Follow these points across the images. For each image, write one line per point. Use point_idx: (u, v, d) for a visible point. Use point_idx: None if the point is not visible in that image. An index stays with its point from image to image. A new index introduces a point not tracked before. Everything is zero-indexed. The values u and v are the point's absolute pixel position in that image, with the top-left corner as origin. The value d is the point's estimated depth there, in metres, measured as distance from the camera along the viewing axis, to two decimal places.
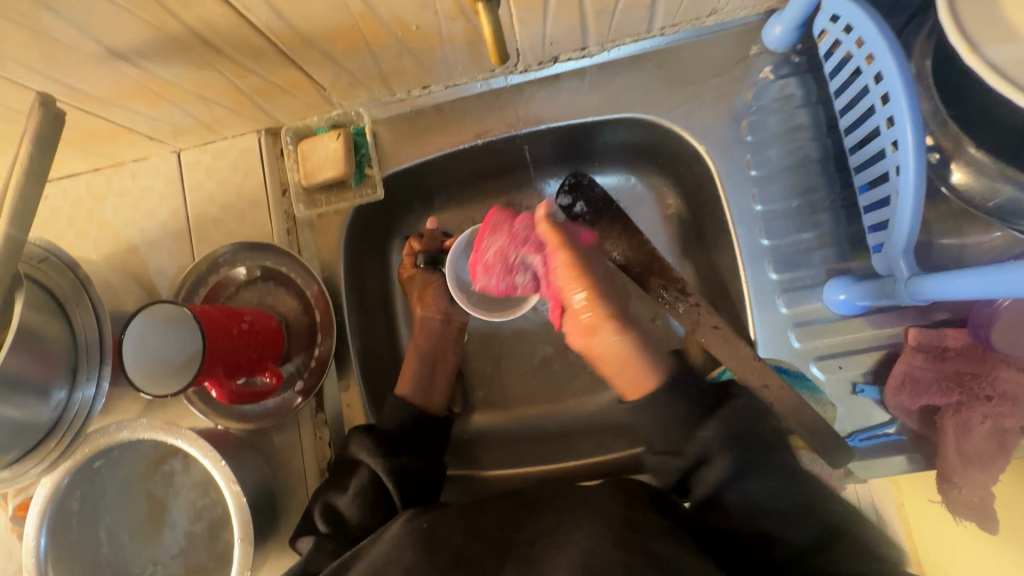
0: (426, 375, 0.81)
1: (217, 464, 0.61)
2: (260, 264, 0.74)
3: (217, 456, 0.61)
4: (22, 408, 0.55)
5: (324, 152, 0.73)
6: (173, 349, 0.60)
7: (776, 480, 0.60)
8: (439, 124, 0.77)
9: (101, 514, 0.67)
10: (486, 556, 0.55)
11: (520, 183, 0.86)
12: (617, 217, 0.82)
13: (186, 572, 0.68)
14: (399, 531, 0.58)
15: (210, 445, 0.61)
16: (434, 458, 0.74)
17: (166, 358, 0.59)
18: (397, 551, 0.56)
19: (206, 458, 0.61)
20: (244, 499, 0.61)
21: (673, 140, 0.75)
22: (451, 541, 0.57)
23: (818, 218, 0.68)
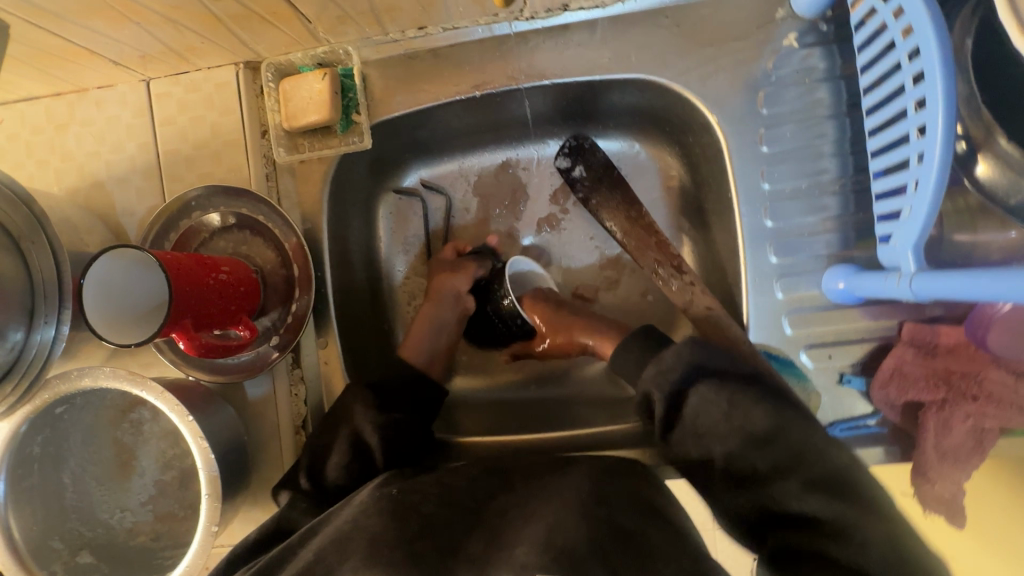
0: (430, 343, 0.80)
1: (184, 420, 0.58)
2: (235, 211, 0.69)
3: (184, 410, 0.58)
4: None
5: (308, 93, 0.68)
6: (139, 290, 0.59)
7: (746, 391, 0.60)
8: (434, 70, 0.71)
9: (66, 459, 0.65)
10: (456, 525, 0.53)
11: (517, 140, 0.82)
12: (616, 185, 0.79)
13: (155, 519, 0.67)
14: (367, 500, 0.56)
15: (177, 398, 0.59)
16: (422, 416, 0.72)
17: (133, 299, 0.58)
18: (364, 518, 0.53)
19: (172, 411, 0.58)
20: (212, 455, 0.59)
21: (683, 109, 0.70)
22: (421, 509, 0.55)
23: (826, 202, 0.65)
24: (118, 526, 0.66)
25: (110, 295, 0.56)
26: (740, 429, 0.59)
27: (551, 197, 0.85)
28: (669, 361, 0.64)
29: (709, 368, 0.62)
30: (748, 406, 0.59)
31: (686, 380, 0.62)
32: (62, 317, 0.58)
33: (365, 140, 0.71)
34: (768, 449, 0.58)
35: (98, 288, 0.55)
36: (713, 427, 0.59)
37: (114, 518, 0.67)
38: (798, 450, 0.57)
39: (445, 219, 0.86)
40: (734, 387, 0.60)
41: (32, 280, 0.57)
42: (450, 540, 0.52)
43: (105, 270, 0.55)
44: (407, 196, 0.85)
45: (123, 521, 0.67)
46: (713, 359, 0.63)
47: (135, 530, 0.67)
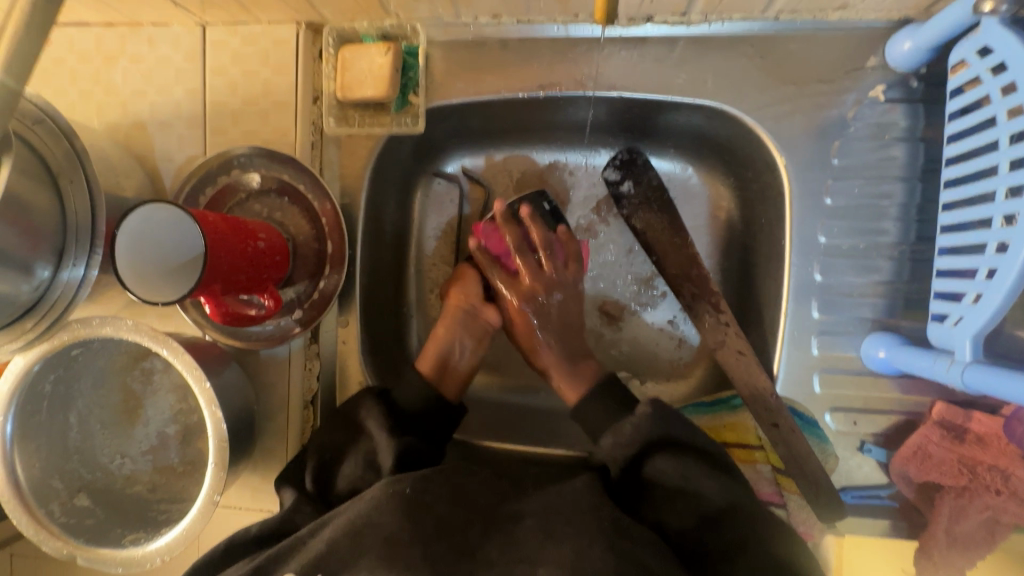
0: (441, 361, 0.75)
1: (200, 385, 0.57)
2: (276, 176, 0.68)
3: (201, 376, 0.57)
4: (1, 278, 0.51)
5: (368, 66, 0.65)
6: (173, 243, 0.56)
7: (699, 466, 0.59)
8: (500, 60, 0.68)
9: (75, 400, 0.65)
10: (470, 527, 0.55)
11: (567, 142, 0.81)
12: (663, 208, 0.77)
13: (154, 471, 0.68)
14: (380, 493, 0.55)
15: (195, 362, 0.58)
16: (436, 445, 0.68)
17: (168, 253, 0.56)
18: (379, 514, 0.53)
19: (190, 373, 0.57)
20: (224, 424, 0.57)
21: (751, 144, 0.67)
22: (434, 510, 0.55)
23: (880, 265, 0.63)
24: (117, 472, 0.66)
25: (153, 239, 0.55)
26: (692, 503, 0.57)
27: (593, 208, 0.84)
28: (627, 433, 0.64)
29: (655, 441, 0.62)
30: (698, 485, 0.57)
31: (643, 450, 0.62)
32: (89, 262, 0.56)
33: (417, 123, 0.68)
34: (716, 527, 0.55)
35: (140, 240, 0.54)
36: (663, 498, 0.58)
37: (115, 463, 0.67)
38: (745, 529, 0.54)
39: (480, 211, 0.83)
40: (686, 460, 0.59)
41: (65, 219, 0.56)
42: (463, 543, 0.53)
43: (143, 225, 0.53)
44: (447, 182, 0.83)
45: (123, 468, 0.67)
46: (679, 428, 0.62)
47: (133, 478, 0.67)
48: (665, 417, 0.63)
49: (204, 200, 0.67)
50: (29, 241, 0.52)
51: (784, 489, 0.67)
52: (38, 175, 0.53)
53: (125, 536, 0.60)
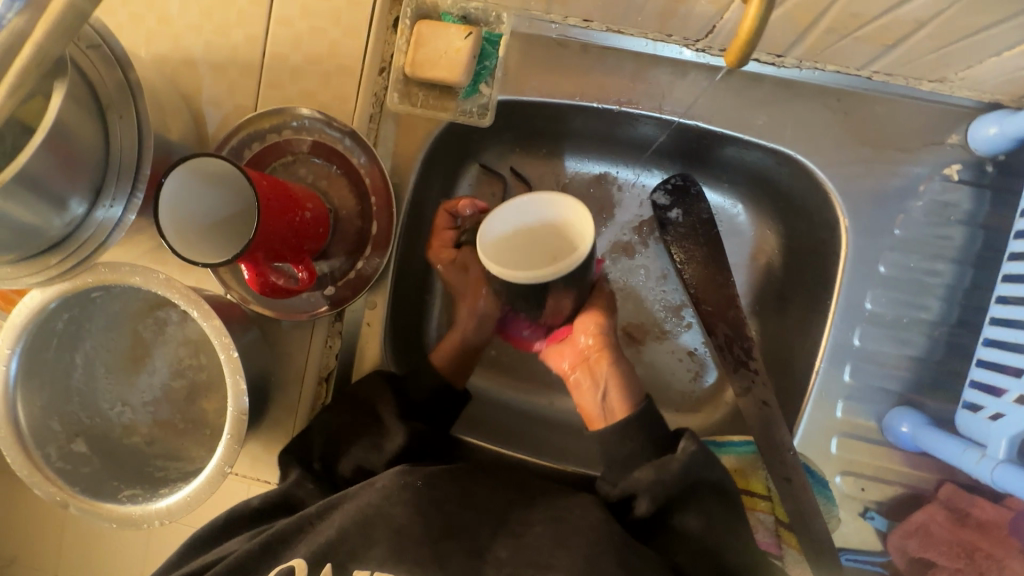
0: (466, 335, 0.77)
1: (228, 353, 0.53)
2: (329, 144, 0.65)
3: (230, 343, 0.53)
4: (34, 210, 0.48)
5: (444, 47, 0.62)
6: (200, 209, 0.55)
7: (722, 512, 0.61)
8: (579, 65, 0.66)
9: (84, 340, 0.62)
10: (479, 528, 0.56)
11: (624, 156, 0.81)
12: (708, 242, 0.76)
13: (154, 424, 0.66)
14: (392, 484, 0.56)
15: (222, 323, 0.54)
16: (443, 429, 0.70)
17: (195, 216, 0.54)
18: (389, 505, 0.55)
19: (217, 339, 0.53)
20: (245, 397, 0.54)
21: (813, 198, 0.67)
22: (444, 508, 0.56)
23: (918, 341, 0.63)
24: (117, 421, 0.64)
25: (181, 210, 0.53)
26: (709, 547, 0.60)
27: (634, 227, 0.83)
28: (674, 471, 0.60)
29: (694, 483, 0.61)
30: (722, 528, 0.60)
31: (670, 493, 0.60)
32: (128, 207, 0.53)
33: (485, 118, 0.66)
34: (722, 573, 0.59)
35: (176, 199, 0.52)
36: (687, 539, 0.60)
37: (116, 411, 0.64)
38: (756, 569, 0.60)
39: None
40: (707, 499, 0.61)
41: (109, 156, 0.52)
42: (473, 543, 0.55)
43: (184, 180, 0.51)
44: (493, 175, 0.82)
45: (121, 416, 0.65)
46: (710, 475, 0.61)
47: (131, 428, 0.65)
48: (708, 461, 0.61)
49: (249, 155, 0.64)
50: (71, 175, 0.49)
51: (783, 543, 0.67)
52: (88, 105, 0.50)
53: (122, 490, 0.58)
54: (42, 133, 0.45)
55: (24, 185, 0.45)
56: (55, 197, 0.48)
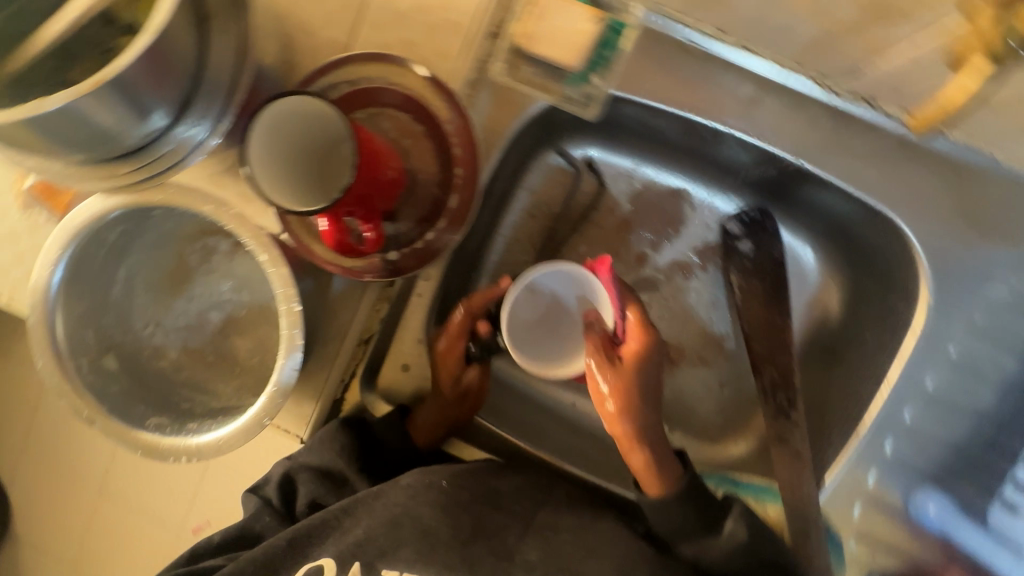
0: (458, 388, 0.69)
1: (289, 305, 0.51)
2: (422, 100, 0.60)
3: (294, 298, 0.51)
4: (118, 118, 0.44)
5: (566, 26, 0.58)
6: (275, 156, 0.54)
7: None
8: (696, 77, 0.63)
9: (129, 254, 0.59)
10: (506, 532, 0.59)
11: (702, 176, 0.79)
12: (774, 282, 0.74)
13: (184, 351, 0.64)
14: (416, 485, 0.61)
15: (288, 273, 0.51)
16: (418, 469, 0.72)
17: (273, 163, 0.54)
18: (416, 506, 0.59)
19: (281, 289, 0.51)
20: (297, 353, 0.52)
21: (896, 263, 0.65)
22: (471, 508, 0.59)
23: (965, 428, 0.63)
24: (146, 341, 0.62)
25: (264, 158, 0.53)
26: None
27: (696, 249, 0.81)
28: (714, 556, 0.60)
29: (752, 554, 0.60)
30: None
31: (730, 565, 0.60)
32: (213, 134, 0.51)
33: (594, 111, 0.64)
34: None
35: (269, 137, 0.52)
36: None
37: (147, 331, 0.62)
38: None
39: (587, 206, 0.82)
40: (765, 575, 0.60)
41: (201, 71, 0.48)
42: (502, 544, 0.58)
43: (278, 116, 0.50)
44: (567, 164, 0.80)
45: (153, 337, 0.63)
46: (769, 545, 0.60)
47: (161, 351, 0.63)
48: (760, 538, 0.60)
49: (336, 94, 0.60)
50: (163, 86, 0.45)
51: None
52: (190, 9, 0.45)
53: (148, 417, 0.56)
54: (152, 34, 0.42)
55: (119, 88, 0.41)
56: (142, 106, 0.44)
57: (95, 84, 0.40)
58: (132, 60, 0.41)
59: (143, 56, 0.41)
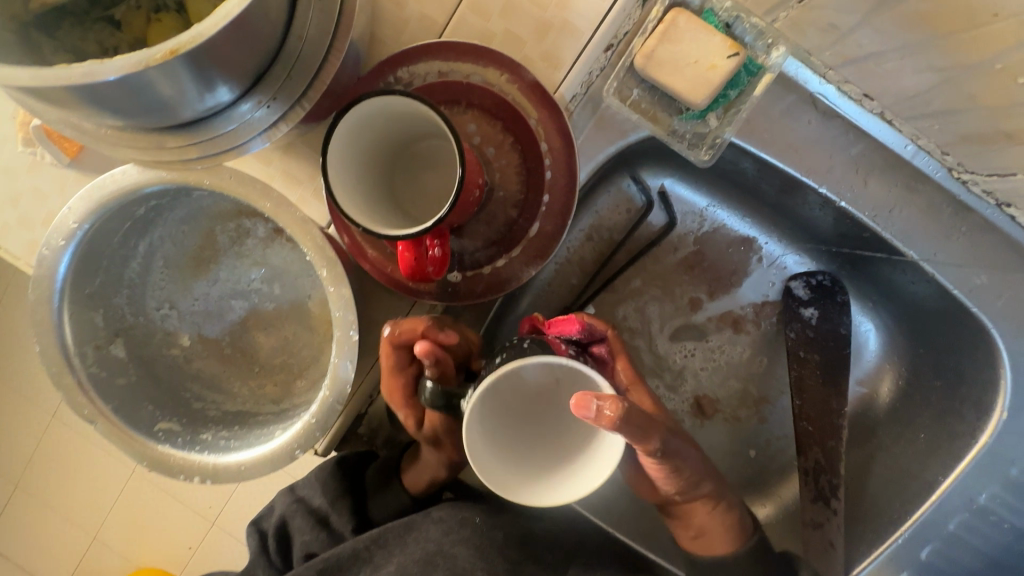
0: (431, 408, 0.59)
1: (345, 334, 0.45)
2: (519, 112, 0.53)
3: (352, 326, 0.44)
4: (180, 90, 0.36)
5: (697, 57, 0.51)
6: (356, 186, 0.47)
7: None
8: (815, 136, 0.57)
9: (154, 227, 0.51)
10: None
11: (776, 230, 0.73)
12: (836, 358, 0.70)
13: (199, 341, 0.57)
14: (447, 519, 0.62)
15: (347, 301, 0.45)
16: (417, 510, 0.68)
17: (357, 194, 0.46)
18: (449, 544, 0.60)
19: (339, 315, 0.44)
20: (347, 384, 0.46)
21: (977, 371, 0.61)
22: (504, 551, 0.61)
23: (1008, 551, 0.61)
24: (158, 324, 0.55)
25: (351, 190, 0.46)
26: None
27: (755, 304, 0.76)
28: None
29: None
30: None
31: None
32: (285, 118, 0.43)
33: (707, 158, 0.56)
34: None
35: (352, 162, 0.46)
36: None
37: (161, 312, 0.55)
38: None
39: (652, 240, 0.75)
40: None
41: (283, 43, 0.40)
42: None
43: (356, 124, 0.44)
44: (637, 190, 0.73)
45: (166, 321, 0.55)
46: None
47: (174, 338, 0.55)
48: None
49: (420, 82, 0.53)
50: (244, 58, 0.37)
51: None
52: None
53: (158, 419, 0.50)
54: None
55: (194, 61, 0.33)
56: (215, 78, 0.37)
57: (167, 56, 0.31)
58: (216, 32, 0.32)
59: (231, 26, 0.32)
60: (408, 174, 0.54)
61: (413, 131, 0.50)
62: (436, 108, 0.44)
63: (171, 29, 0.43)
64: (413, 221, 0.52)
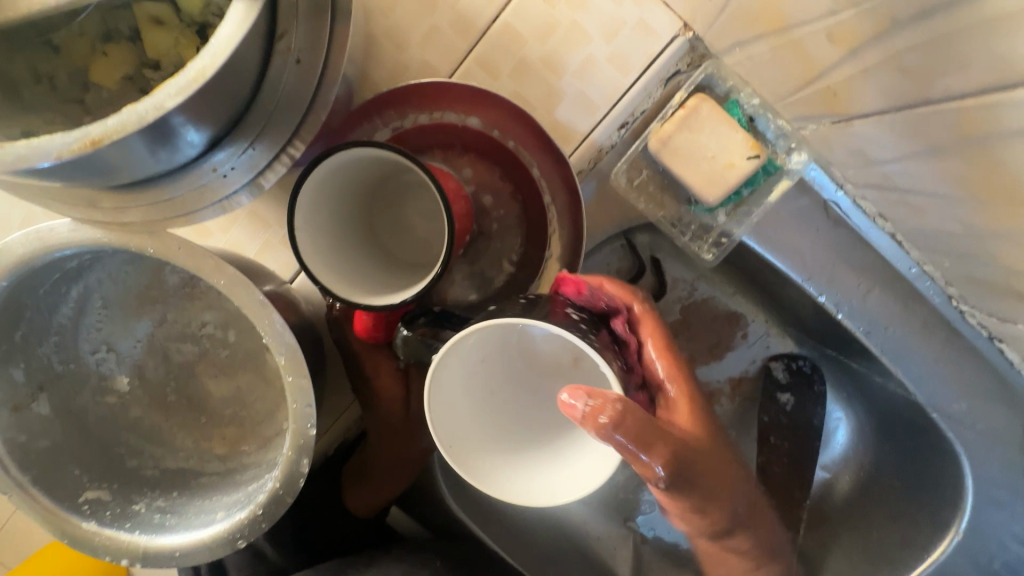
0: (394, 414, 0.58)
1: (300, 429, 0.40)
2: (522, 161, 0.48)
3: (310, 419, 0.40)
4: (125, 158, 0.31)
5: (713, 153, 0.48)
6: (323, 227, 0.40)
7: None
8: (824, 241, 0.53)
9: (93, 269, 0.46)
10: None
11: (764, 309, 0.71)
12: (803, 446, 0.70)
13: (138, 386, 0.51)
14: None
15: (306, 394, 0.40)
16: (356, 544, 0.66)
17: (322, 239, 0.40)
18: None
19: (292, 411, 0.40)
20: (299, 479, 0.42)
21: (941, 488, 0.61)
22: None
23: None
24: (92, 369, 0.49)
25: (315, 237, 0.39)
26: None
27: (732, 379, 0.74)
28: None
29: None
30: None
31: None
32: (249, 189, 0.39)
33: (711, 256, 0.53)
34: None
35: (325, 221, 0.41)
36: None
37: (96, 356, 0.49)
38: None
39: None
40: None
41: (254, 100, 0.36)
42: None
43: (317, 184, 0.39)
44: (631, 254, 0.66)
45: (102, 365, 0.50)
46: None
47: (109, 383, 0.50)
48: None
49: (411, 122, 0.47)
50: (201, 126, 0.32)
51: None
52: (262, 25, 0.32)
53: (86, 485, 0.46)
54: (195, 84, 0.27)
55: (128, 145, 0.28)
56: (163, 146, 0.32)
57: (88, 147, 0.27)
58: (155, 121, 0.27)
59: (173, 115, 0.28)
60: (392, 223, 0.48)
61: (397, 168, 0.44)
62: (402, 151, 0.38)
63: (122, 62, 0.37)
64: (417, 267, 0.47)
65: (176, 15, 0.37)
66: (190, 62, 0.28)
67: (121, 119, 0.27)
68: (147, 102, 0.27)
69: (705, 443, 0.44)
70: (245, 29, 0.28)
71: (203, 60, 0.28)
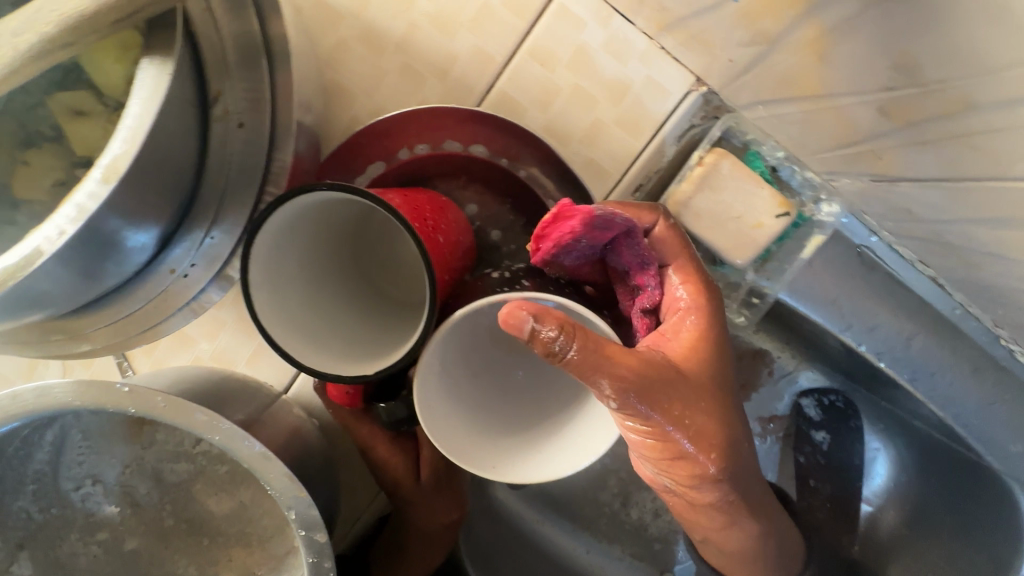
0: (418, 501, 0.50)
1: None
2: (534, 188, 0.43)
3: (330, 572, 0.36)
4: (60, 291, 0.28)
5: (740, 212, 0.44)
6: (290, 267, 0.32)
7: None
8: (860, 290, 0.50)
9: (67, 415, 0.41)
10: None
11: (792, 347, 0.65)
12: (840, 484, 0.66)
13: (129, 516, 0.47)
14: None
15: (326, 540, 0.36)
16: None
17: (285, 292, 0.31)
18: None
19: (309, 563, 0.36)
20: None
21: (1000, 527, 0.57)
22: None
23: None
24: (79, 506, 0.45)
25: (276, 296, 0.30)
26: None
27: (762, 418, 0.68)
28: None
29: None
30: None
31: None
32: (216, 282, 0.36)
33: (742, 318, 0.50)
34: None
35: (295, 278, 0.32)
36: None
37: (81, 492, 0.45)
38: None
39: None
40: None
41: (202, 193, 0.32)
42: None
43: (279, 238, 0.30)
44: None
45: (88, 500, 0.45)
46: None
47: (98, 518, 0.46)
48: None
49: (407, 154, 0.42)
50: (147, 234, 0.29)
51: None
52: (187, 112, 0.28)
53: None
54: (105, 186, 0.24)
55: (52, 273, 0.26)
56: (103, 265, 0.28)
57: None
58: (65, 240, 0.24)
59: (87, 229, 0.25)
60: (378, 260, 0.40)
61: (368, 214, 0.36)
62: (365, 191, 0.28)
63: (48, 167, 0.32)
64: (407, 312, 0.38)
65: (95, 99, 0.32)
66: (100, 159, 0.25)
67: (28, 250, 0.24)
68: (56, 222, 0.24)
69: (703, 406, 0.36)
70: (152, 109, 0.25)
71: (113, 154, 0.25)
